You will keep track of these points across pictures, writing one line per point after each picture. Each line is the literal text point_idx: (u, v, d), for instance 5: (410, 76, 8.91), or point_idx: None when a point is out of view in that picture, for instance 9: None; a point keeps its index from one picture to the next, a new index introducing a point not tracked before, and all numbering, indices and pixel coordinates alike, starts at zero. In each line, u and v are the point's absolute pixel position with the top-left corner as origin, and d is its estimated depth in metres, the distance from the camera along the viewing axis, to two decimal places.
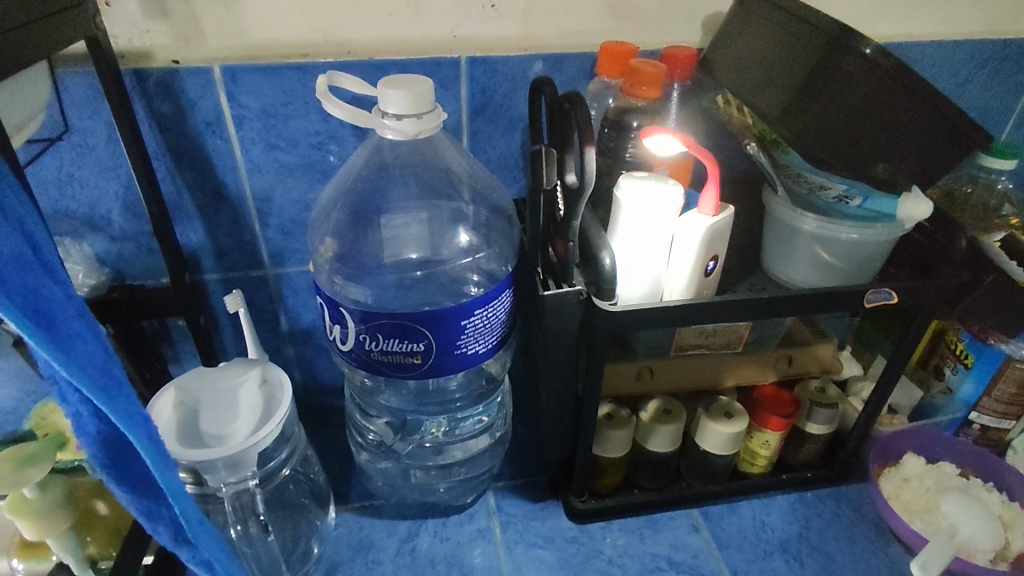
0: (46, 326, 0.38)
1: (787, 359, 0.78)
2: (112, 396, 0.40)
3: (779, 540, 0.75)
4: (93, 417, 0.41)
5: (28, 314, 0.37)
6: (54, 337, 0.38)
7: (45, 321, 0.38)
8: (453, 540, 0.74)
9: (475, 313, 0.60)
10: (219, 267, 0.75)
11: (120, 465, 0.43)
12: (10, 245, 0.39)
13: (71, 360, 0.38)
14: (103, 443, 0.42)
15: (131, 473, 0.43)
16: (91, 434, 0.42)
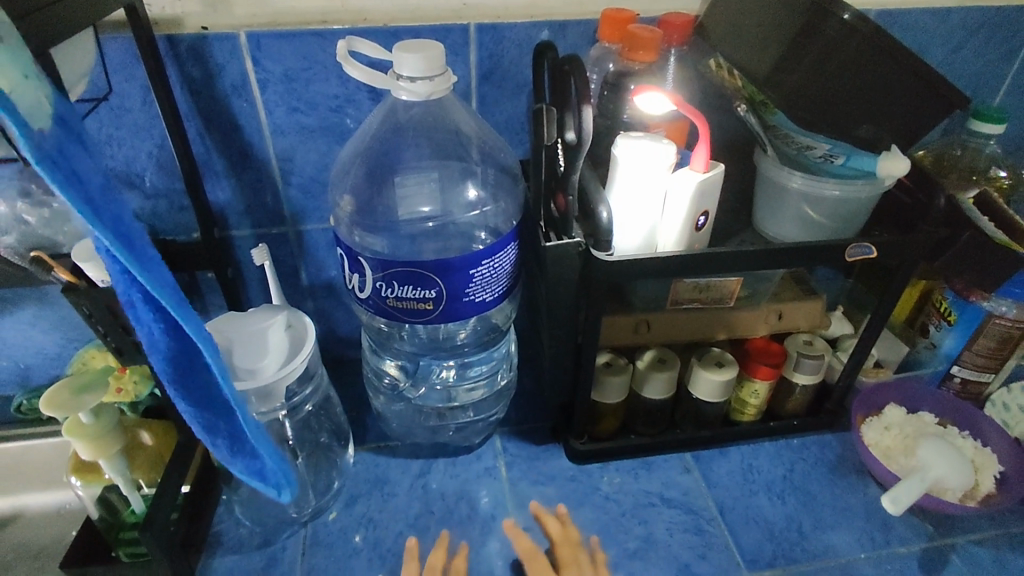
0: (131, 249, 0.42)
1: (777, 314, 0.82)
2: (189, 313, 0.46)
3: (765, 480, 0.81)
4: (165, 335, 0.48)
5: (117, 240, 0.41)
6: (142, 260, 0.43)
7: (130, 244, 0.42)
8: (462, 476, 0.80)
9: (483, 263, 0.65)
10: (245, 223, 0.81)
11: (186, 377, 0.51)
12: (97, 178, 0.41)
13: (158, 282, 0.44)
14: (172, 360, 0.49)
15: (196, 382, 0.52)
16: (161, 351, 0.49)
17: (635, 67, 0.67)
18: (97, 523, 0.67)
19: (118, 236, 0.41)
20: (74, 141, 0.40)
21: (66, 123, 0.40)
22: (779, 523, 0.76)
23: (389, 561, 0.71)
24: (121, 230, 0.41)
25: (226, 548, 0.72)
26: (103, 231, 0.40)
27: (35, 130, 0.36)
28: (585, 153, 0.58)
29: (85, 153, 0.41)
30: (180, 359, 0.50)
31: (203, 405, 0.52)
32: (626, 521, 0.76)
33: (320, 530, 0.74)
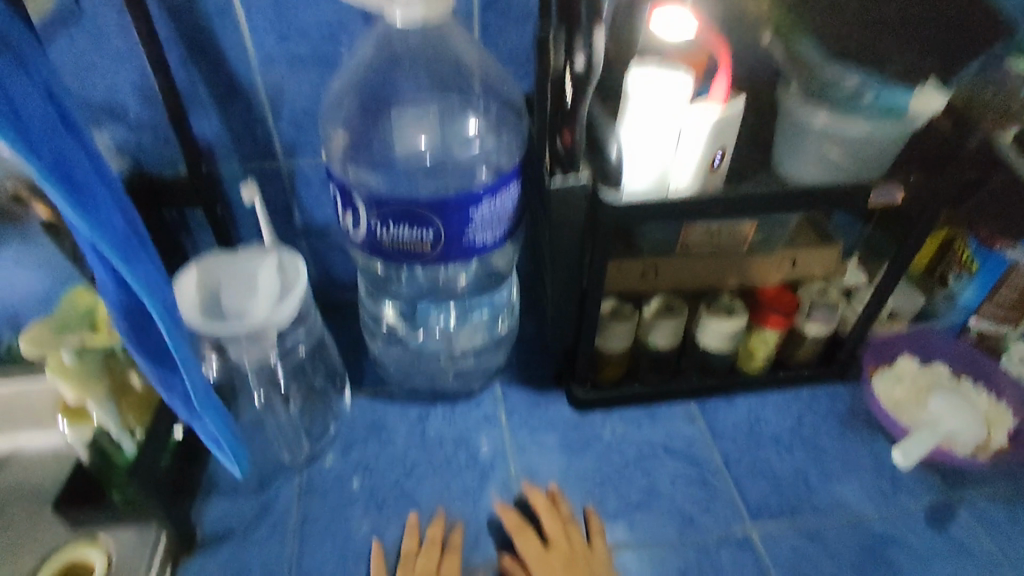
0: (71, 188, 0.39)
1: (790, 262, 0.78)
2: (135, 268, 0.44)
3: (771, 432, 0.79)
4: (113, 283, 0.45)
5: (54, 175, 0.37)
6: (83, 200, 0.40)
7: (70, 182, 0.39)
8: (461, 423, 0.79)
9: (485, 202, 0.61)
10: (234, 159, 0.77)
11: (137, 330, 0.48)
12: (40, 109, 0.39)
13: (100, 229, 0.41)
14: (124, 311, 0.47)
15: (148, 338, 0.49)
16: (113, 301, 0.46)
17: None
18: (88, 466, 0.66)
19: (56, 173, 0.38)
20: (18, 71, 0.38)
21: (19, 55, 0.39)
22: (783, 475, 0.75)
23: (386, 508, 0.71)
24: (61, 167, 0.38)
25: (220, 492, 0.71)
26: (37, 162, 0.36)
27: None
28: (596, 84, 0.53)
29: (29, 83, 0.39)
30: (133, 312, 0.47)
31: (156, 363, 0.50)
32: (627, 471, 0.75)
33: (316, 476, 0.73)
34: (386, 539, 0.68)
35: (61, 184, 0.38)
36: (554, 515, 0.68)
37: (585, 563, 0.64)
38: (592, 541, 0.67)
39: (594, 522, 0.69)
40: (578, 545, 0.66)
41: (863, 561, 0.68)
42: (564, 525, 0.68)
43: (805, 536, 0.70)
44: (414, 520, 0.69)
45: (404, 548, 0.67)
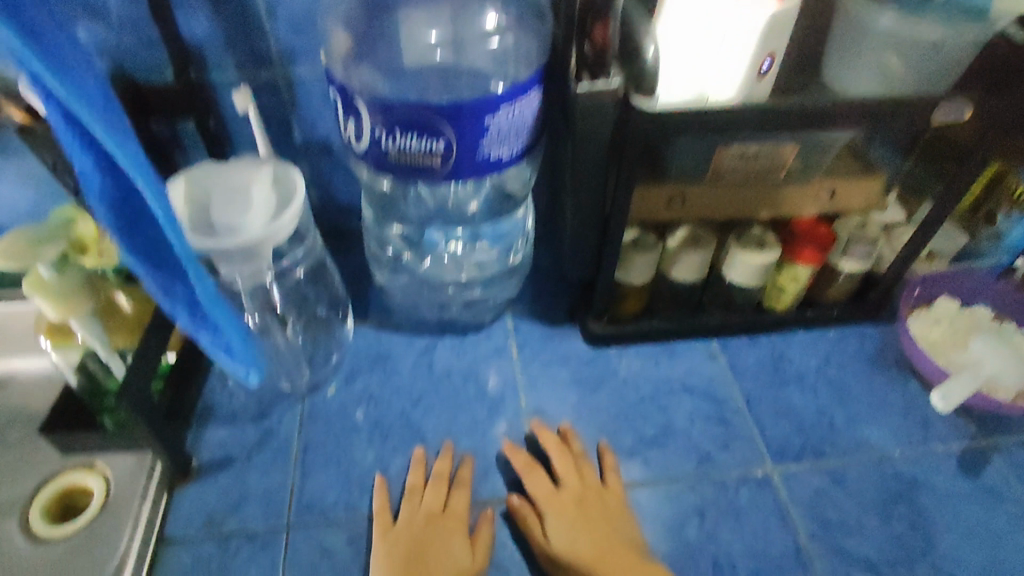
0: (36, 41, 0.34)
1: (829, 191, 0.71)
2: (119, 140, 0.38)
3: (797, 372, 0.75)
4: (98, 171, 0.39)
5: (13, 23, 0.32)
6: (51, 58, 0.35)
7: (34, 35, 0.34)
8: (470, 356, 0.75)
9: (501, 111, 0.55)
10: (228, 64, 0.70)
11: (132, 228, 0.42)
12: None
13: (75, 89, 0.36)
14: (113, 204, 0.40)
15: (143, 238, 0.43)
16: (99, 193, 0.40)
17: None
18: (77, 390, 0.63)
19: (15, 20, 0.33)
20: None
21: None
22: (808, 415, 0.71)
23: (390, 440, 0.68)
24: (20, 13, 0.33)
25: (217, 420, 0.68)
26: None
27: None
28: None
29: None
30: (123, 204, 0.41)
31: (155, 267, 0.44)
32: (644, 408, 0.71)
33: (318, 405, 0.70)
34: (391, 471, 0.65)
35: (16, 21, 0.33)
36: (563, 456, 0.65)
37: (600, 501, 0.61)
38: (607, 478, 0.64)
39: (608, 459, 0.65)
40: (592, 484, 0.63)
41: (889, 505, 0.65)
42: (576, 464, 0.64)
43: (830, 477, 0.66)
44: (420, 454, 0.66)
45: (411, 480, 0.64)
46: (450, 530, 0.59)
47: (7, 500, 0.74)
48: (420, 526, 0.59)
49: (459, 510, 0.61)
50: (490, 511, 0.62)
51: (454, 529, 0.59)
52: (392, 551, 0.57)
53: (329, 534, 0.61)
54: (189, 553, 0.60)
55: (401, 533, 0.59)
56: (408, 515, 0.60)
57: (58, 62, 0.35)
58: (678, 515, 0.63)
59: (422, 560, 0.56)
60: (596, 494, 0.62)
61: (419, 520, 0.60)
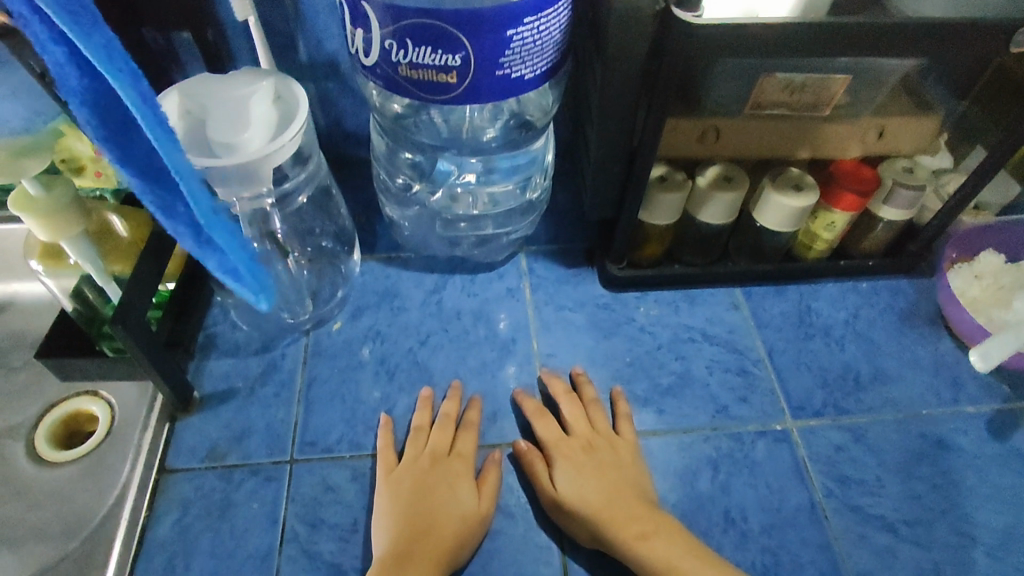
0: None
1: (877, 131, 0.65)
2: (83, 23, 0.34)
3: (824, 324, 0.71)
4: (74, 67, 0.35)
5: None
6: None
7: None
8: (481, 296, 0.71)
9: (525, 23, 0.49)
10: None
11: (119, 136, 0.39)
12: None
13: None
14: (92, 108, 0.37)
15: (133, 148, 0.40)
16: (76, 94, 0.36)
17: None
18: (74, 317, 0.61)
19: None
20: None
21: None
22: (832, 370, 0.68)
23: (396, 378, 0.65)
24: None
25: (220, 351, 0.66)
26: None
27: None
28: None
29: None
30: (109, 109, 0.38)
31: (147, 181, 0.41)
32: (661, 355, 0.68)
33: (323, 339, 0.67)
34: (396, 410, 0.63)
35: None
36: (574, 401, 0.62)
37: (612, 448, 0.59)
38: (620, 425, 0.61)
39: (622, 407, 0.63)
40: (603, 431, 0.60)
41: (912, 465, 0.62)
42: (587, 412, 0.62)
43: (852, 434, 0.64)
44: (425, 395, 0.63)
45: (416, 420, 0.62)
46: (453, 475, 0.57)
47: (17, 422, 0.74)
48: (422, 470, 0.57)
49: (464, 453, 0.59)
50: (498, 455, 0.60)
51: (459, 473, 0.57)
52: (395, 494, 0.56)
53: (332, 472, 0.59)
54: (191, 484, 0.59)
55: (404, 476, 0.57)
56: (412, 455, 0.59)
57: None
58: (689, 465, 0.61)
59: (425, 504, 0.55)
60: (609, 442, 0.59)
61: (422, 463, 0.58)
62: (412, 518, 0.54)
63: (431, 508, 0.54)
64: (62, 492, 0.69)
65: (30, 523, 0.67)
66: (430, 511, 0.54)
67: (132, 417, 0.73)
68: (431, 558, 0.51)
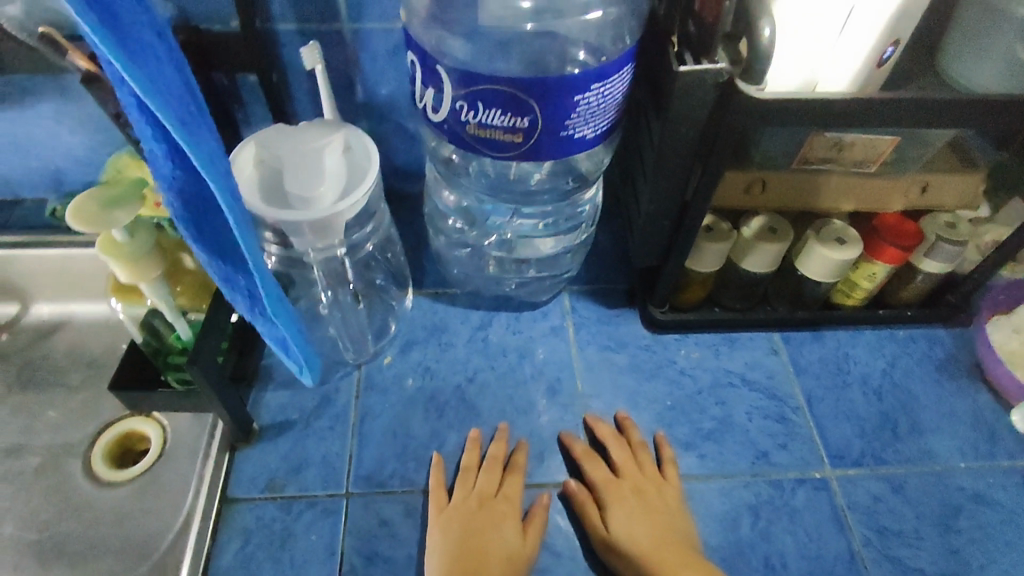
0: (112, 29, 0.32)
1: (921, 186, 0.66)
2: (188, 132, 0.37)
3: (861, 373, 0.73)
4: (171, 163, 0.40)
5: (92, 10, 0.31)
6: (127, 49, 0.33)
7: (112, 21, 0.32)
8: (525, 334, 0.74)
9: (591, 89, 0.51)
10: (293, 16, 0.65)
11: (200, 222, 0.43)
12: None
13: (152, 85, 0.34)
14: (182, 196, 0.41)
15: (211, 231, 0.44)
16: (170, 183, 0.41)
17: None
18: (142, 346, 0.63)
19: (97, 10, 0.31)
20: None
21: None
22: (871, 418, 0.69)
23: (446, 415, 0.67)
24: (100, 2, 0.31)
25: (277, 383, 0.69)
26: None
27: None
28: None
29: None
30: (193, 197, 0.42)
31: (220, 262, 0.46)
32: (702, 400, 0.69)
33: (374, 374, 0.70)
34: (446, 448, 0.66)
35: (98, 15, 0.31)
36: (619, 444, 0.64)
37: (658, 492, 0.61)
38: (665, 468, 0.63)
39: (666, 451, 0.65)
40: (649, 471, 0.62)
41: (949, 517, 0.63)
42: (633, 454, 0.64)
43: (889, 485, 0.65)
44: (473, 437, 0.65)
45: (465, 461, 0.64)
46: (503, 517, 0.59)
47: (73, 439, 0.77)
48: (473, 511, 0.59)
49: (512, 495, 0.61)
50: (545, 499, 0.62)
51: (508, 514, 0.59)
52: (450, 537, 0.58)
53: (386, 506, 0.62)
54: (252, 514, 0.61)
55: (456, 517, 0.59)
56: (463, 494, 0.61)
57: (136, 52, 0.34)
58: (731, 511, 0.63)
59: (477, 546, 0.57)
60: (656, 482, 0.61)
61: (471, 506, 0.60)
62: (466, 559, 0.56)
63: (485, 549, 0.56)
64: (118, 512, 0.71)
65: (89, 540, 0.70)
66: (484, 552, 0.56)
67: (184, 440, 0.75)
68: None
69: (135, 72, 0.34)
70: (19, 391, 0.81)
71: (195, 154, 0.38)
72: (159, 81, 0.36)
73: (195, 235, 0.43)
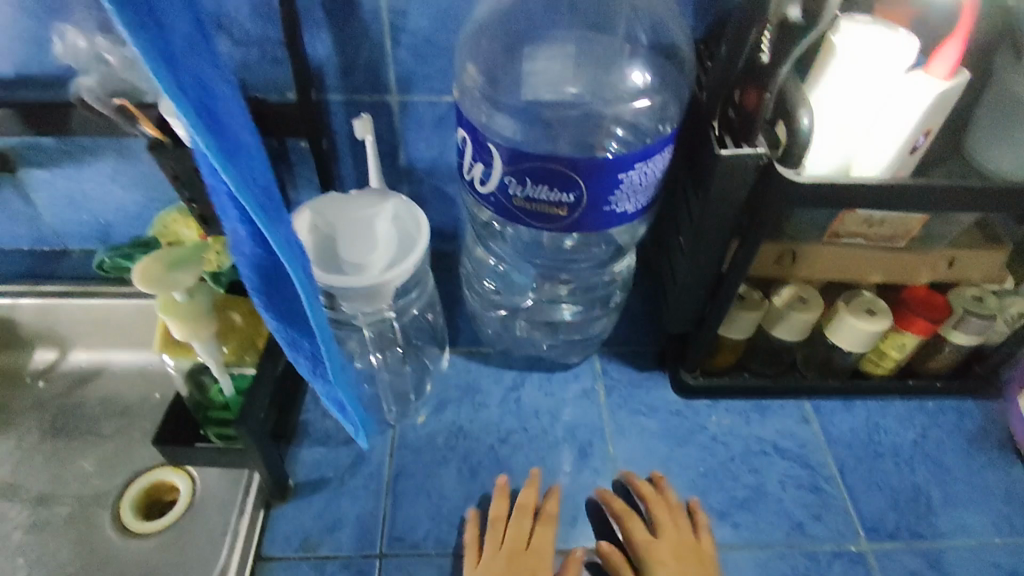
0: (216, 131, 0.36)
1: (948, 261, 0.68)
2: (272, 220, 0.40)
3: (892, 443, 0.73)
4: (250, 238, 0.43)
5: (200, 116, 0.34)
6: (227, 148, 0.37)
7: (215, 123, 0.36)
8: (557, 395, 0.74)
9: (634, 168, 0.54)
10: (345, 88, 0.67)
11: (271, 289, 0.47)
12: (186, 29, 0.35)
13: (245, 179, 0.38)
14: (258, 268, 0.45)
15: (280, 296, 0.48)
16: (247, 257, 0.45)
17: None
18: (187, 399, 0.65)
19: (203, 116, 0.35)
20: None
21: None
22: (905, 491, 0.69)
23: (479, 477, 0.68)
24: (207, 108, 0.35)
25: (312, 439, 0.70)
26: (186, 106, 0.33)
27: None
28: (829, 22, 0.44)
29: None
30: (267, 267, 0.46)
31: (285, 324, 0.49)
32: (735, 468, 0.70)
33: (408, 433, 0.71)
34: (479, 510, 0.66)
35: (207, 121, 0.35)
36: (658, 503, 0.63)
37: (694, 553, 0.59)
38: (698, 531, 0.62)
39: (699, 513, 0.64)
40: (688, 537, 0.61)
41: None
42: (672, 516, 0.63)
43: (926, 561, 0.64)
44: (503, 486, 0.65)
45: (494, 511, 0.63)
46: (535, 571, 0.57)
47: (103, 488, 0.78)
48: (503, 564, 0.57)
49: (545, 551, 0.60)
50: (577, 555, 0.60)
51: (541, 570, 0.57)
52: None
53: (418, 570, 0.62)
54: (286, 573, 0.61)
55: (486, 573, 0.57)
56: (493, 548, 0.59)
57: (232, 150, 0.37)
58: None
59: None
60: (693, 549, 0.60)
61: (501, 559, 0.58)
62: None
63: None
64: (145, 565, 0.71)
65: None
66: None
67: (213, 493, 0.75)
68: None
69: (232, 169, 0.37)
70: (52, 438, 0.82)
71: (276, 237, 0.41)
72: (249, 173, 0.39)
73: (265, 299, 0.47)
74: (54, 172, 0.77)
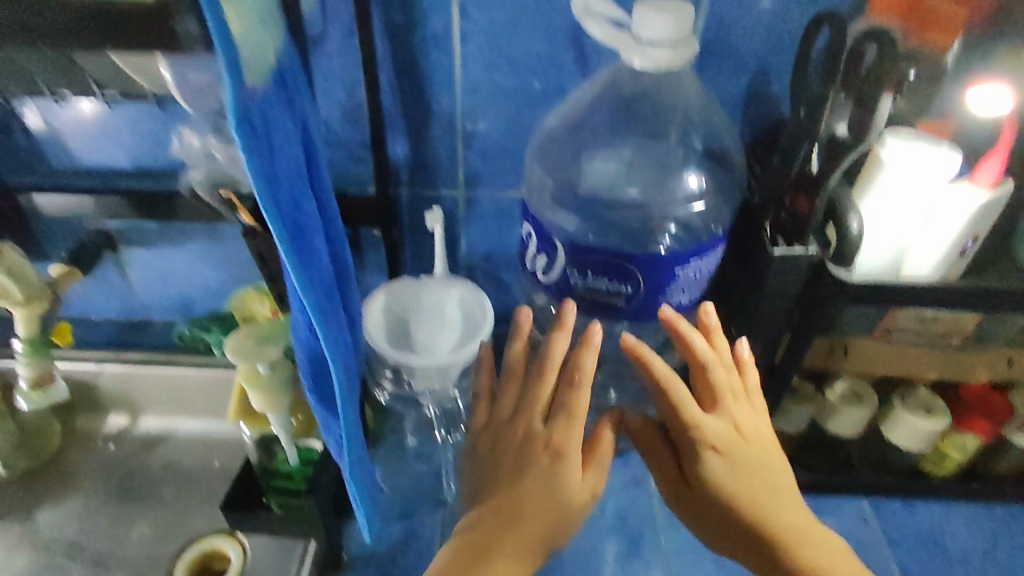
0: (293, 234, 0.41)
1: (1007, 361, 0.67)
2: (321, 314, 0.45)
3: (960, 549, 0.70)
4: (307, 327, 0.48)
5: (284, 222, 0.40)
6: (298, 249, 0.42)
7: (293, 228, 0.42)
8: (608, 483, 0.75)
9: (690, 263, 0.58)
10: (417, 184, 0.72)
11: (320, 375, 0.51)
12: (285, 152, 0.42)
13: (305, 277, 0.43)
14: (310, 354, 0.49)
15: (326, 384, 0.51)
16: (304, 342, 0.49)
17: (949, 59, 0.54)
18: (256, 468, 0.67)
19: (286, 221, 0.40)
20: (278, 105, 0.42)
21: (281, 83, 0.43)
22: None
23: None
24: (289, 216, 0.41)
25: None
26: (275, 213, 0.39)
27: (246, 87, 0.35)
28: (879, 134, 0.54)
29: (283, 129, 0.42)
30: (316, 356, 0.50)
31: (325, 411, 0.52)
32: None
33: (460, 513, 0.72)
34: None
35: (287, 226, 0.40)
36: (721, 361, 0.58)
37: (746, 435, 0.56)
38: (751, 394, 0.59)
39: (751, 377, 0.59)
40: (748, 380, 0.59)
41: None
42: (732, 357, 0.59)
43: None
44: (526, 333, 0.58)
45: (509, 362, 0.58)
46: (560, 449, 0.52)
47: (159, 553, 0.80)
48: (514, 458, 0.53)
49: (580, 366, 0.54)
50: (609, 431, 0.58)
51: (566, 450, 0.52)
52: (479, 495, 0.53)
53: None
54: None
55: (497, 463, 0.54)
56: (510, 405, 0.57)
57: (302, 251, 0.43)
58: None
59: (510, 490, 0.51)
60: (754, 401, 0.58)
61: (517, 434, 0.54)
62: (494, 512, 0.50)
63: (540, 460, 0.52)
64: None
65: None
66: (523, 488, 0.51)
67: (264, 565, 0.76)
68: (536, 530, 0.50)
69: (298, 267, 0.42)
70: (116, 501, 0.85)
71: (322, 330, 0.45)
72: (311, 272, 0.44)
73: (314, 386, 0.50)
74: (150, 252, 0.85)
